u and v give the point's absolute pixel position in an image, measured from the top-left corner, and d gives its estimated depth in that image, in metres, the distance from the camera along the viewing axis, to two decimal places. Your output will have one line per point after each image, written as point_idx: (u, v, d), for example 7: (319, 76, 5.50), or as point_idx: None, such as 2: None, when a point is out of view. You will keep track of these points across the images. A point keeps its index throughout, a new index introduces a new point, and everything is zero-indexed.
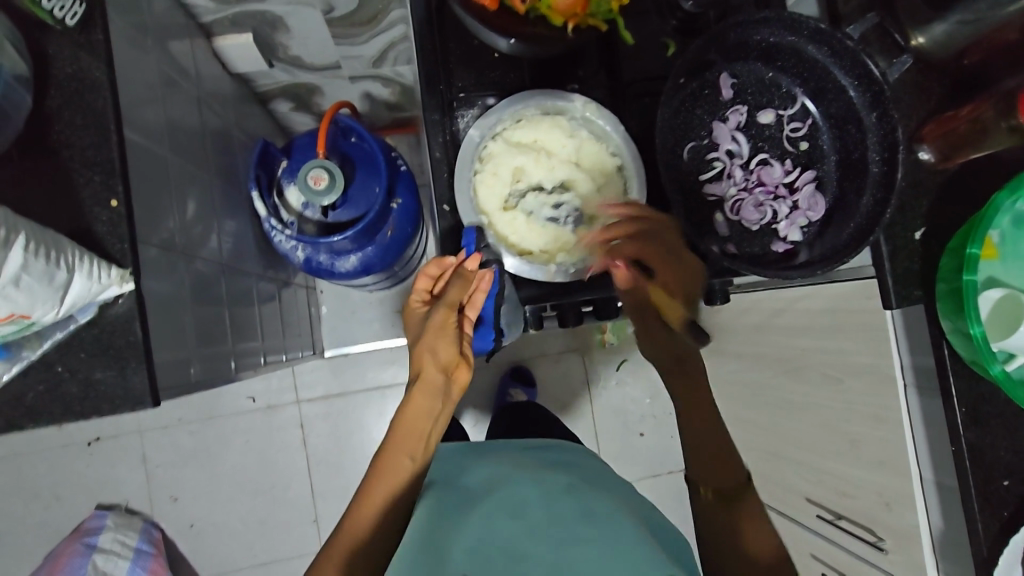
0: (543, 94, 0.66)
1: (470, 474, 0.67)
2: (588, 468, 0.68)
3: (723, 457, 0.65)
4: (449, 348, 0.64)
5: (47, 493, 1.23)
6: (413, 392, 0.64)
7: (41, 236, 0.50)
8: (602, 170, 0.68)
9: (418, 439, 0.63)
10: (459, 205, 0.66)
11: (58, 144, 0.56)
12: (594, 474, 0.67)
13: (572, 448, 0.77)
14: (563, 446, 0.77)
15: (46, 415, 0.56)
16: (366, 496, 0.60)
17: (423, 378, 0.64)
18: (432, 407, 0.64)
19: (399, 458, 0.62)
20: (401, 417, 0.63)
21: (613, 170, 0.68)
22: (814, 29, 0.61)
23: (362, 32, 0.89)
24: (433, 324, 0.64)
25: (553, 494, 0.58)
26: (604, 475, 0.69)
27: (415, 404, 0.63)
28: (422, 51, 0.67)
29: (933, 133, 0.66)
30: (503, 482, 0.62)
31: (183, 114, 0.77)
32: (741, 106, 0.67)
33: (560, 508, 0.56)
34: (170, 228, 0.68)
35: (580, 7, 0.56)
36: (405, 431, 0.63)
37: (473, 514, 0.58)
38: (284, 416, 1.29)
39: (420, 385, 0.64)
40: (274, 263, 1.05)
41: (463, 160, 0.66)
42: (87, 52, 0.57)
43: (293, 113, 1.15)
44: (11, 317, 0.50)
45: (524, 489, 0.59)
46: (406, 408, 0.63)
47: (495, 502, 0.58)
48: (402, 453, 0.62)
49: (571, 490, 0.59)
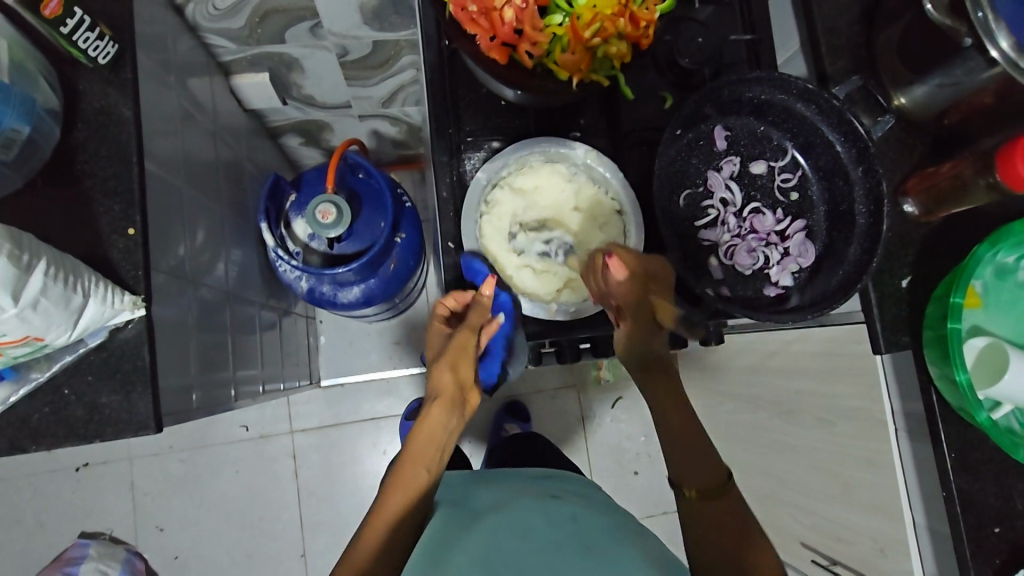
0: (547, 142, 0.69)
1: (477, 495, 0.67)
2: (586, 495, 0.70)
3: (727, 516, 0.59)
4: (466, 369, 0.70)
5: (30, 520, 1.21)
6: (431, 409, 0.68)
7: (60, 262, 0.52)
8: (601, 215, 0.71)
9: (434, 451, 0.66)
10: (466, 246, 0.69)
11: (80, 173, 0.59)
12: (602, 504, 0.67)
13: (574, 479, 0.76)
14: (572, 477, 0.77)
15: (50, 437, 0.57)
16: (382, 499, 0.62)
17: (441, 396, 0.68)
18: (448, 422, 0.68)
19: (417, 470, 0.64)
20: (418, 431, 0.67)
21: (610, 213, 0.71)
22: (803, 88, 0.64)
23: (373, 74, 0.94)
24: (455, 344, 0.69)
25: (560, 521, 0.59)
26: (609, 503, 0.69)
27: (433, 420, 0.67)
28: (433, 97, 0.70)
29: (917, 187, 0.69)
30: (511, 505, 0.62)
31: (199, 147, 0.80)
32: (735, 156, 0.70)
33: (566, 539, 0.56)
34: (179, 255, 0.70)
35: (585, 62, 0.59)
36: (423, 445, 0.66)
37: (482, 532, 0.58)
38: (277, 446, 1.28)
39: (439, 404, 0.68)
40: (276, 292, 1.06)
41: (471, 202, 0.69)
42: (116, 89, 0.60)
43: (302, 148, 1.19)
44: (25, 339, 0.51)
45: (531, 514, 0.60)
46: (424, 424, 0.67)
47: (501, 520, 0.59)
48: (420, 466, 0.64)
49: (578, 521, 0.59)
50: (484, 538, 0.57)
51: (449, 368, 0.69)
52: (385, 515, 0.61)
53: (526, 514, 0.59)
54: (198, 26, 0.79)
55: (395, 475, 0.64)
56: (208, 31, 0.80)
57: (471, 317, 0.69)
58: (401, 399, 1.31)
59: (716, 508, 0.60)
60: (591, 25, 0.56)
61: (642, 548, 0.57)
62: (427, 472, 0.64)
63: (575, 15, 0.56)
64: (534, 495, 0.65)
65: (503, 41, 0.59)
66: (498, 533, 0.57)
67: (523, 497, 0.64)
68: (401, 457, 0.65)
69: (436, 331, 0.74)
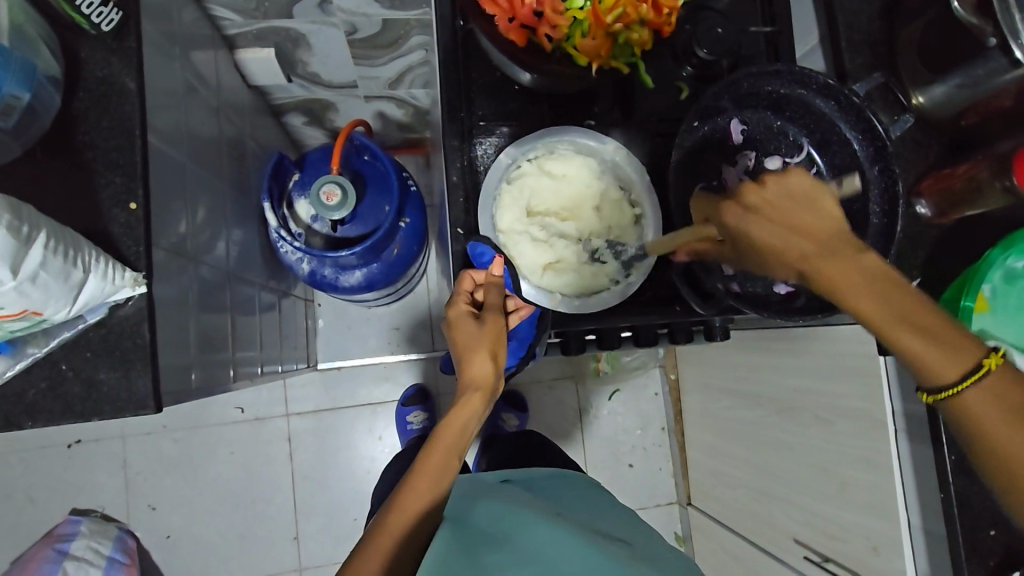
0: (576, 132, 0.68)
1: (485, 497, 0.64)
2: (588, 505, 0.70)
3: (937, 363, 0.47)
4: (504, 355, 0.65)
5: (21, 495, 1.20)
6: (469, 399, 0.63)
7: (60, 235, 0.51)
8: (620, 220, 0.70)
9: (463, 443, 0.63)
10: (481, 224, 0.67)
11: (81, 145, 0.57)
12: (602, 521, 0.65)
13: (574, 485, 0.76)
14: (563, 484, 0.75)
15: (45, 414, 0.55)
16: (408, 500, 0.58)
17: (481, 387, 0.63)
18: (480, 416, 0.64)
19: (449, 466, 0.61)
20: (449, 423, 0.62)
21: (630, 220, 0.70)
22: (822, 83, 0.64)
23: (381, 54, 0.92)
24: (491, 333, 0.64)
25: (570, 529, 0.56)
26: (606, 517, 0.67)
27: (469, 412, 0.62)
28: (445, 77, 0.68)
29: (930, 189, 0.69)
30: (514, 516, 0.58)
31: (201, 121, 0.78)
32: (750, 151, 0.69)
33: (579, 543, 0.53)
34: (180, 232, 0.68)
35: (604, 48, 0.58)
36: (454, 438, 0.62)
37: (491, 548, 0.54)
38: (272, 428, 1.27)
39: (479, 395, 0.63)
40: (276, 273, 1.05)
41: (494, 175, 0.68)
42: (118, 57, 0.59)
43: (305, 127, 1.17)
44: (23, 314, 0.50)
45: (538, 522, 0.56)
46: (456, 414, 0.62)
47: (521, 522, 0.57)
48: (452, 461, 0.61)
49: (587, 532, 0.57)
50: (495, 553, 0.52)
51: (489, 356, 0.63)
52: (408, 520, 0.57)
53: (536, 523, 0.57)
54: None
55: (421, 471, 0.60)
56: (213, 2, 0.78)
57: (495, 299, 0.65)
58: (398, 385, 1.30)
59: (944, 359, 0.47)
60: (613, 10, 0.55)
61: (649, 560, 0.55)
62: (457, 466, 0.62)
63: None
64: (537, 507, 0.62)
65: (521, 23, 0.58)
66: (510, 549, 0.53)
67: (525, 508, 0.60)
68: (427, 452, 0.61)
69: (460, 307, 0.65)
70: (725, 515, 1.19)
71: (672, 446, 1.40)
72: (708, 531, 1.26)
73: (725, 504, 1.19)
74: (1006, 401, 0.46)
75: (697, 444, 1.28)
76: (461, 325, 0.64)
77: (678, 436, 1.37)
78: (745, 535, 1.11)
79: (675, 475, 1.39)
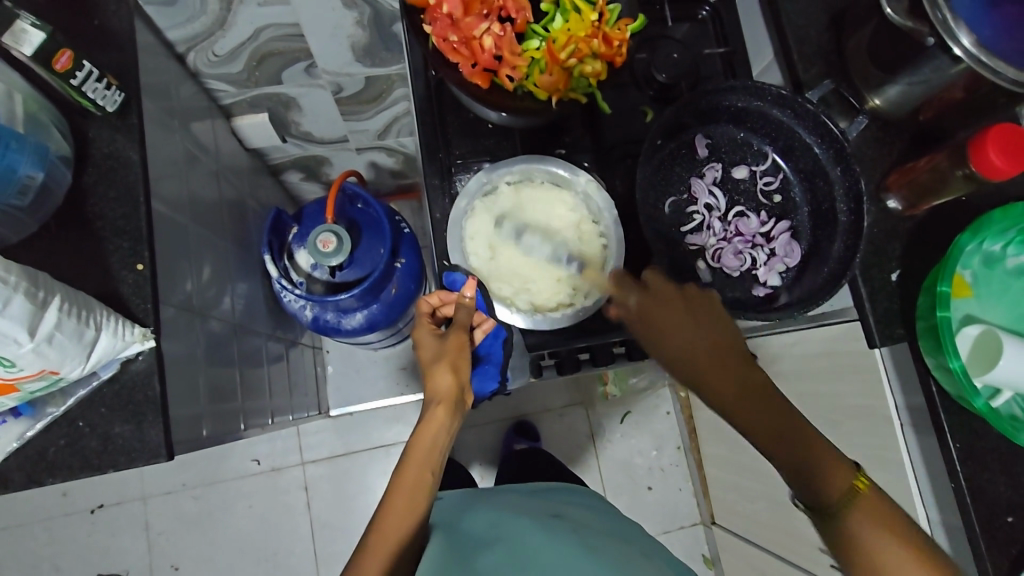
0: (550, 162, 0.72)
1: (479, 513, 0.68)
2: (586, 507, 0.73)
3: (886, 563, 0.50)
4: (467, 365, 0.66)
5: (47, 564, 1.21)
6: (434, 412, 0.62)
7: (73, 298, 0.55)
8: (589, 251, 0.73)
9: (437, 455, 0.62)
10: (448, 243, 0.71)
11: (91, 216, 0.62)
12: (600, 522, 0.68)
13: (574, 490, 0.79)
14: (563, 491, 0.78)
15: (66, 470, 0.58)
16: (386, 522, 0.57)
17: (443, 398, 0.63)
18: (451, 426, 0.63)
19: (421, 480, 0.60)
20: (419, 437, 0.62)
21: (598, 249, 0.72)
22: (776, 94, 0.67)
23: (368, 109, 0.97)
24: (452, 345, 0.65)
25: (561, 533, 0.60)
26: (602, 517, 0.70)
27: (436, 422, 0.62)
28: (422, 124, 0.74)
29: (897, 183, 0.71)
30: (510, 525, 0.63)
31: (203, 186, 0.83)
32: (717, 163, 0.73)
33: (567, 546, 0.57)
34: (187, 289, 0.72)
35: (562, 82, 0.62)
36: (423, 453, 0.61)
37: (486, 552, 0.58)
38: (288, 478, 1.28)
39: (441, 406, 0.63)
40: (283, 323, 1.09)
41: (471, 188, 0.71)
42: (123, 135, 0.64)
43: (303, 183, 1.23)
44: (42, 373, 0.54)
45: (532, 530, 0.61)
46: (423, 428, 0.62)
47: (514, 535, 0.60)
48: (425, 473, 0.60)
49: (578, 533, 0.61)
50: (489, 556, 0.57)
51: (449, 368, 0.64)
52: (390, 540, 0.56)
53: (529, 534, 0.60)
54: (200, 73, 0.83)
55: (395, 489, 0.59)
56: (209, 76, 0.84)
57: (459, 316, 0.67)
58: (410, 424, 1.32)
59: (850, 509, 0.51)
60: (567, 46, 0.60)
61: (636, 556, 0.59)
62: (431, 480, 0.61)
63: (551, 39, 0.60)
64: (533, 514, 0.66)
65: (484, 67, 0.62)
66: (503, 553, 0.57)
67: (521, 516, 0.64)
68: (400, 468, 0.61)
69: (422, 329, 0.68)
70: (749, 531, 1.17)
71: (690, 464, 1.38)
72: (736, 550, 1.23)
73: (748, 520, 1.17)
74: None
75: (714, 460, 1.27)
76: (424, 345, 0.67)
77: (695, 453, 1.36)
78: (771, 550, 1.09)
79: (697, 494, 1.37)
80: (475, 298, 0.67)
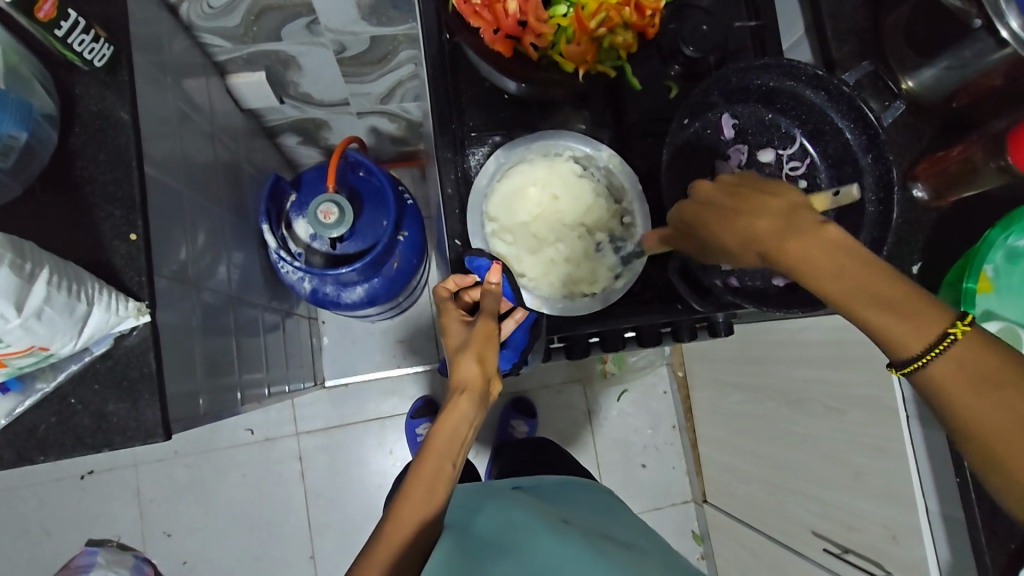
0: (572, 138, 0.69)
1: (488, 515, 0.65)
2: (597, 514, 0.70)
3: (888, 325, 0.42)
4: (494, 355, 0.62)
5: (37, 528, 1.20)
6: (457, 402, 0.60)
7: (62, 270, 0.51)
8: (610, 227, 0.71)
9: (457, 446, 0.60)
10: (468, 225, 0.68)
11: (81, 180, 0.58)
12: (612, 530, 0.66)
13: (587, 494, 0.77)
14: (573, 492, 0.77)
15: (57, 447, 0.56)
16: (404, 509, 0.57)
17: (468, 387, 0.61)
18: (474, 418, 0.61)
19: (441, 472, 0.59)
20: (442, 426, 0.60)
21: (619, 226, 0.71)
22: (811, 75, 0.63)
23: (371, 71, 0.92)
24: (478, 334, 0.62)
25: (572, 538, 0.58)
26: (614, 523, 0.69)
27: (459, 414, 0.60)
28: (435, 92, 0.69)
29: (926, 172, 0.69)
30: (521, 526, 0.61)
31: (197, 148, 0.79)
32: (743, 145, 0.69)
33: (577, 551, 0.55)
34: (181, 259, 0.69)
35: (590, 53, 0.59)
36: (445, 444, 0.60)
37: (497, 560, 0.55)
38: (282, 448, 1.27)
39: (465, 396, 0.60)
40: (278, 293, 1.05)
41: (489, 168, 0.68)
42: (113, 91, 0.59)
43: (300, 147, 1.18)
44: (31, 349, 0.51)
45: (542, 531, 0.59)
46: (446, 419, 0.60)
47: (522, 538, 0.58)
48: (445, 466, 0.59)
49: (589, 538, 0.59)
50: (502, 564, 0.54)
51: (475, 356, 0.61)
52: (405, 529, 0.56)
53: (536, 538, 0.57)
54: (193, 25, 0.77)
55: (413, 480, 0.58)
56: (203, 30, 0.79)
57: (486, 303, 0.64)
58: (406, 398, 1.30)
59: (911, 322, 0.41)
60: (596, 15, 0.56)
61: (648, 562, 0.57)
62: (452, 473, 0.59)
63: (579, 5, 0.56)
64: (544, 516, 0.63)
65: (506, 34, 0.58)
66: (515, 559, 0.55)
67: (533, 519, 0.62)
68: (420, 456, 0.59)
69: (450, 315, 0.65)
70: (740, 510, 1.18)
71: (684, 443, 1.39)
72: (725, 528, 1.25)
73: (740, 500, 1.18)
74: (980, 369, 0.40)
75: (709, 441, 1.28)
76: (452, 333, 0.64)
77: (690, 433, 1.37)
78: (762, 530, 1.10)
79: (689, 472, 1.39)
80: (501, 284, 0.65)
